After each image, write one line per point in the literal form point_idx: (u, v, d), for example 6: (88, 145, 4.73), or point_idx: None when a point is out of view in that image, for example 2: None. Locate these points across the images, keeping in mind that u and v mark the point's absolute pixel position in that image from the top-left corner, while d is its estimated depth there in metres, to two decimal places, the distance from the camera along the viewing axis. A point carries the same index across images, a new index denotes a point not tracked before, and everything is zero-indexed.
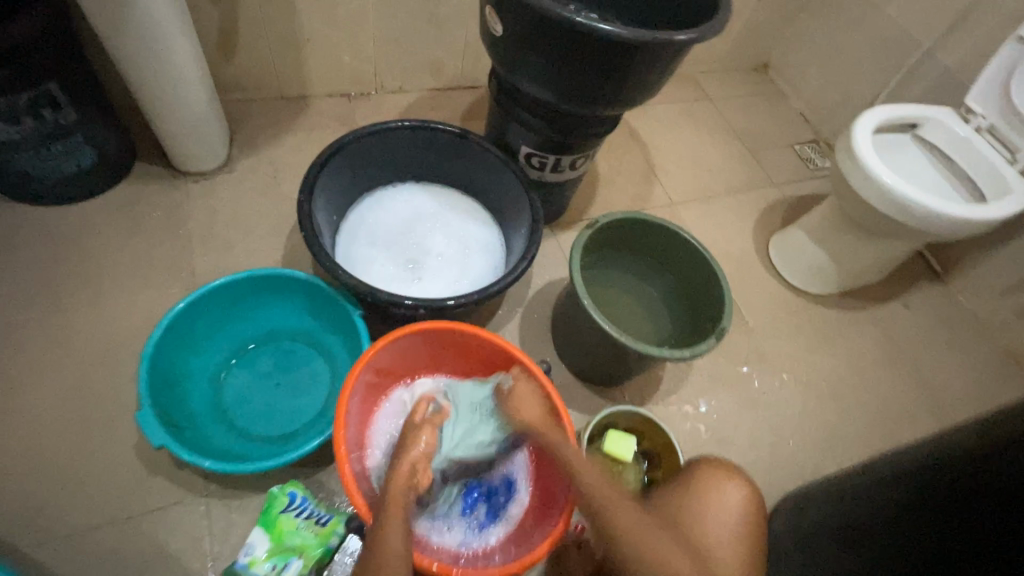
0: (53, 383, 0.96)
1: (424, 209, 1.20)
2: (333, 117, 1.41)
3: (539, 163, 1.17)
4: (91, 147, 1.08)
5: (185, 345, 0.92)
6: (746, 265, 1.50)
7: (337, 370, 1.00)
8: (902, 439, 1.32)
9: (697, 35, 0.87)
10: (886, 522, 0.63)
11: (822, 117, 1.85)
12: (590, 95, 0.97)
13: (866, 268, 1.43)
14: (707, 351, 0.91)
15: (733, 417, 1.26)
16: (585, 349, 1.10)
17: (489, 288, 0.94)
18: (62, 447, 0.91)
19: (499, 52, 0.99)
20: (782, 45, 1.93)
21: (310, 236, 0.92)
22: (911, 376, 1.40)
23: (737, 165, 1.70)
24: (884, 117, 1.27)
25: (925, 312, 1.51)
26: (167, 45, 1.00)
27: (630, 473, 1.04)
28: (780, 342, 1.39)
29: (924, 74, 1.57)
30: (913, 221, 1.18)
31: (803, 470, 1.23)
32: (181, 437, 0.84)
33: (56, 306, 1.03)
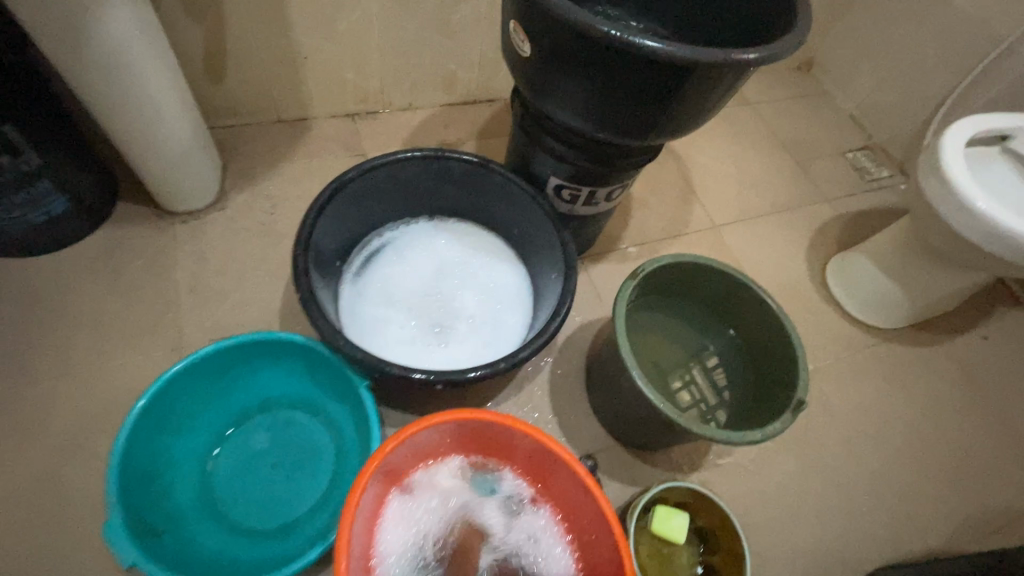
0: (19, 470, 0.84)
1: (447, 257, 1.05)
2: (335, 141, 1.27)
3: (570, 196, 1.02)
4: (62, 192, 0.95)
5: (166, 428, 0.79)
6: (802, 295, 1.33)
7: (342, 447, 0.86)
8: (992, 500, 1.14)
9: (771, 53, 0.71)
10: None
11: (877, 121, 1.66)
12: (636, 124, 0.81)
13: (942, 299, 1.25)
14: (781, 433, 0.75)
15: (797, 479, 1.10)
16: (627, 413, 0.95)
17: (517, 355, 0.80)
18: (28, 550, 0.79)
19: (526, 73, 0.84)
20: (829, 42, 1.74)
21: (307, 299, 0.78)
22: (998, 423, 1.22)
23: (784, 179, 1.53)
24: (972, 130, 1.09)
25: (1009, 345, 1.33)
26: (139, 74, 0.86)
27: (682, 556, 0.93)
28: (845, 387, 1.22)
29: (1002, 73, 1.37)
30: (1013, 254, 1.00)
31: (881, 541, 1.07)
32: (160, 547, 0.71)
33: (27, 376, 0.91)
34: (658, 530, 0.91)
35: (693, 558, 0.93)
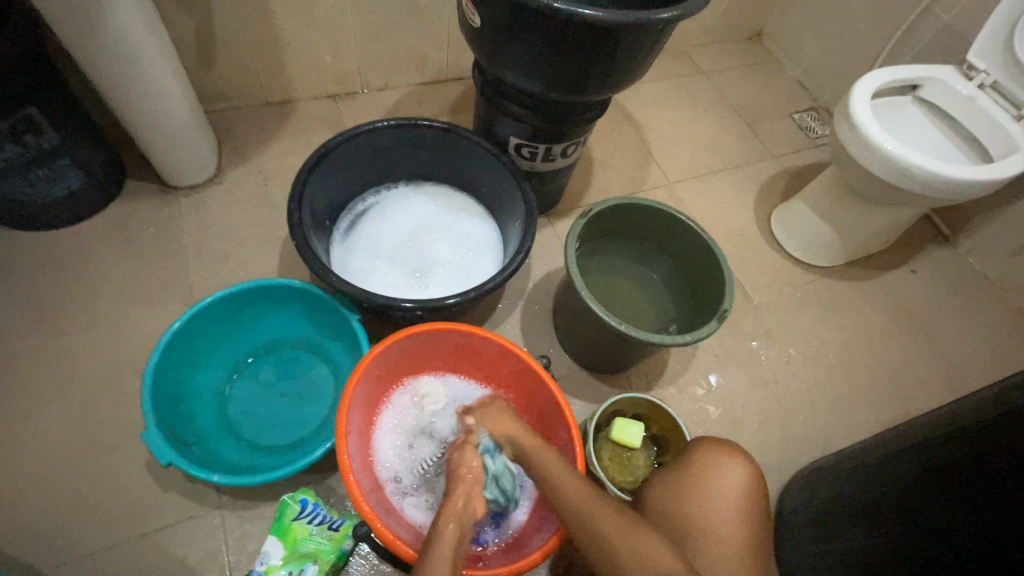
0: (59, 407, 0.97)
1: (419, 212, 1.19)
2: (319, 120, 1.40)
3: (529, 153, 1.15)
4: (78, 169, 1.08)
5: (187, 361, 0.93)
6: (748, 241, 1.48)
7: (339, 376, 1.00)
8: (916, 408, 1.29)
9: (681, 12, 0.84)
10: (922, 499, 0.76)
11: (820, 83, 1.80)
12: (575, 81, 0.95)
13: (871, 237, 1.40)
14: (710, 335, 0.90)
15: (743, 397, 1.25)
16: (586, 339, 1.10)
17: (485, 285, 0.93)
18: (74, 470, 0.92)
19: (479, 43, 0.97)
20: (775, 11, 1.87)
21: (301, 243, 0.90)
22: (924, 343, 1.38)
23: (734, 139, 1.66)
24: (882, 81, 1.23)
25: (935, 277, 1.48)
26: (142, 60, 0.98)
27: (639, 459, 1.05)
28: (786, 317, 1.37)
29: (923, 32, 1.51)
30: (916, 186, 1.15)
31: (816, 445, 1.22)
32: (189, 454, 0.84)
33: (58, 330, 1.04)
34: (616, 436, 1.03)
35: (649, 460, 1.06)
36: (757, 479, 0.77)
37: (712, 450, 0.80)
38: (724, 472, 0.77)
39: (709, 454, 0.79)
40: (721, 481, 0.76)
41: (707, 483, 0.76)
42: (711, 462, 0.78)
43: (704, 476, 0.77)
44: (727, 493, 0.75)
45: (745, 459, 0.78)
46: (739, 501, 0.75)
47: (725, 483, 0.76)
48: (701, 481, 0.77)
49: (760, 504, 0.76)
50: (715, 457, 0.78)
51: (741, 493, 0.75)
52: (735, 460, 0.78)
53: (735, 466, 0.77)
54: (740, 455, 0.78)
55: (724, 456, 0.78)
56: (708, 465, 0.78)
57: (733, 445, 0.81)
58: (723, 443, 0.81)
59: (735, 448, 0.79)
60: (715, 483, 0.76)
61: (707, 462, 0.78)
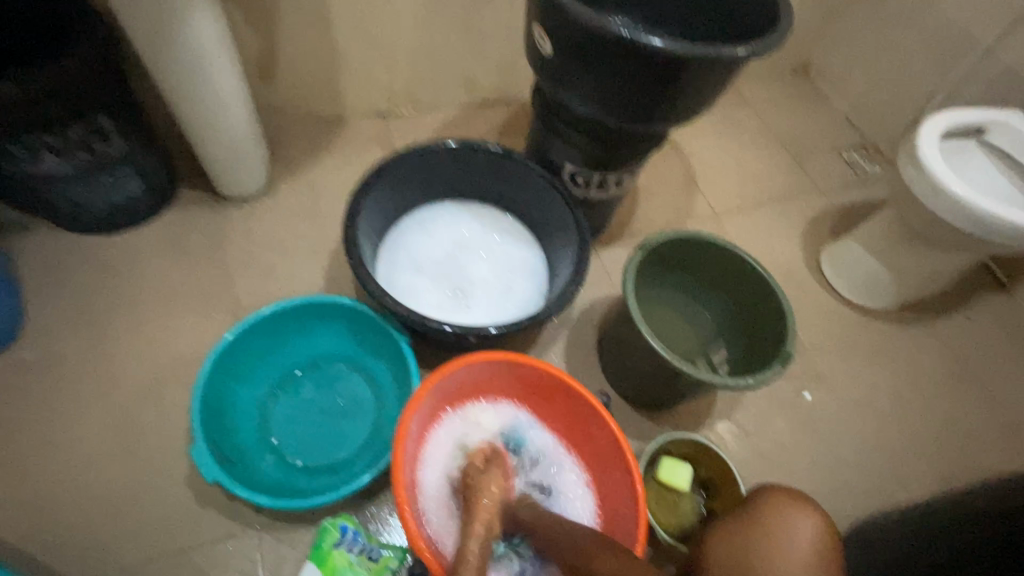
0: (104, 414, 0.96)
1: (466, 232, 1.18)
2: (369, 136, 1.40)
3: (583, 180, 1.14)
4: (139, 177, 1.10)
5: (233, 375, 0.92)
6: (797, 278, 1.44)
7: (383, 399, 0.98)
8: (973, 464, 1.23)
9: (757, 48, 0.83)
10: None
11: (869, 120, 1.77)
12: (640, 113, 0.93)
13: (926, 280, 1.35)
14: (773, 379, 0.87)
15: (791, 441, 1.20)
16: (635, 374, 1.06)
17: (539, 314, 0.91)
18: (115, 479, 0.91)
19: (546, 70, 0.97)
20: (824, 47, 1.85)
21: (356, 263, 0.89)
22: (981, 394, 1.32)
23: (781, 173, 1.63)
24: (947, 123, 1.20)
25: (993, 324, 1.42)
26: (212, 72, 0.99)
27: (686, 503, 1.00)
28: (836, 360, 1.32)
29: (982, 73, 1.48)
30: (984, 233, 1.11)
31: (868, 497, 1.16)
32: (233, 472, 0.83)
33: (106, 334, 1.04)
34: (664, 476, 1.00)
35: (696, 505, 1.01)
36: (829, 531, 0.74)
37: (780, 497, 0.77)
38: (795, 522, 0.74)
39: (778, 501, 0.76)
40: (795, 535, 0.72)
41: (777, 531, 0.73)
42: (781, 512, 0.75)
43: (774, 527, 0.74)
44: (801, 546, 0.72)
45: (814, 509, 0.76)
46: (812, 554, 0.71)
47: (798, 537, 0.72)
48: (771, 529, 0.74)
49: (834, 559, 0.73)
50: (785, 508, 0.75)
51: (813, 545, 0.72)
52: (805, 511, 0.75)
53: (807, 518, 0.74)
54: (811, 507, 0.76)
55: (794, 505, 0.75)
56: (778, 518, 0.74)
57: (800, 494, 0.78)
58: (791, 492, 0.78)
59: (803, 498, 0.76)
60: (787, 536, 0.72)
61: (777, 510, 0.75)
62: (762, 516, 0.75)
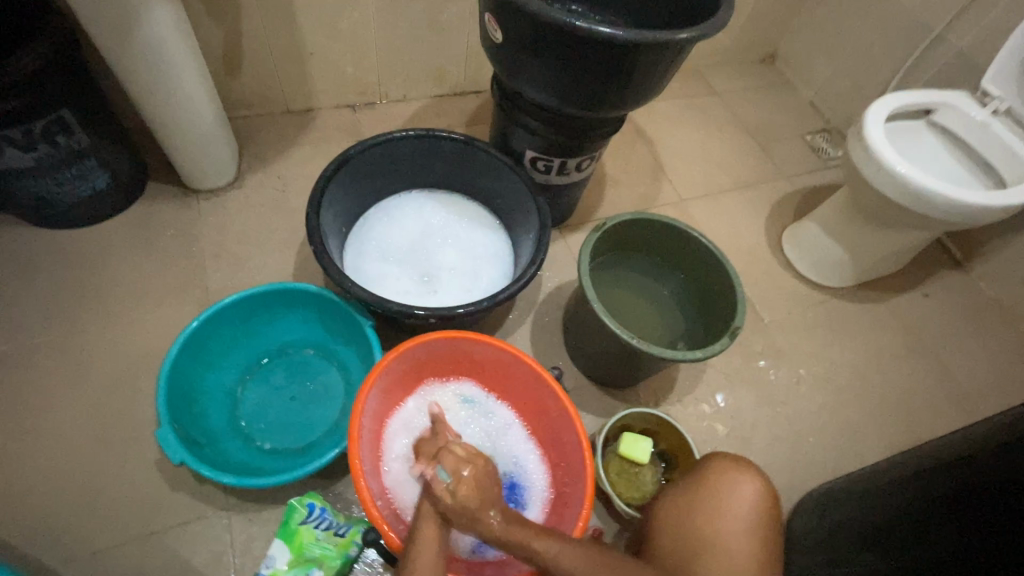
0: (74, 403, 0.98)
1: (433, 220, 1.21)
2: (337, 128, 1.42)
3: (545, 167, 1.17)
4: (104, 170, 1.11)
5: (201, 361, 0.94)
6: (760, 260, 1.48)
7: (350, 382, 1.01)
8: (926, 433, 1.28)
9: (699, 33, 0.86)
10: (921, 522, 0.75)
11: (832, 105, 1.81)
12: (592, 98, 0.96)
13: (882, 259, 1.39)
14: (722, 352, 0.90)
15: (752, 416, 1.24)
16: (597, 353, 1.09)
17: (498, 295, 0.93)
18: (86, 465, 0.93)
19: (500, 58, 0.99)
20: (788, 35, 1.89)
21: (318, 249, 0.91)
22: (935, 367, 1.37)
23: (745, 158, 1.67)
24: (896, 104, 1.25)
25: (948, 301, 1.47)
26: (173, 66, 1.01)
27: (647, 475, 1.05)
28: (796, 337, 1.36)
29: (935, 58, 1.52)
30: (929, 210, 1.15)
31: (825, 467, 1.21)
32: (200, 454, 0.85)
33: (76, 326, 1.05)
34: (625, 450, 1.03)
35: (657, 477, 1.05)
36: (770, 496, 0.77)
37: (724, 464, 0.79)
38: (737, 488, 0.76)
39: (723, 469, 0.78)
40: (734, 497, 0.75)
41: (721, 499, 0.76)
42: (723, 475, 0.78)
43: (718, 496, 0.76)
44: (739, 508, 0.75)
45: (756, 475, 0.77)
46: (750, 519, 0.74)
47: (737, 499, 0.75)
48: (716, 496, 0.76)
49: (771, 521, 0.75)
50: (727, 471, 0.78)
51: (751, 509, 0.75)
52: (747, 476, 0.77)
53: (749, 480, 0.76)
54: (753, 472, 0.77)
55: (736, 471, 0.78)
56: (720, 479, 0.77)
57: (745, 460, 0.80)
58: (736, 458, 0.80)
59: (747, 462, 0.79)
60: (726, 498, 0.75)
61: (721, 476, 0.78)
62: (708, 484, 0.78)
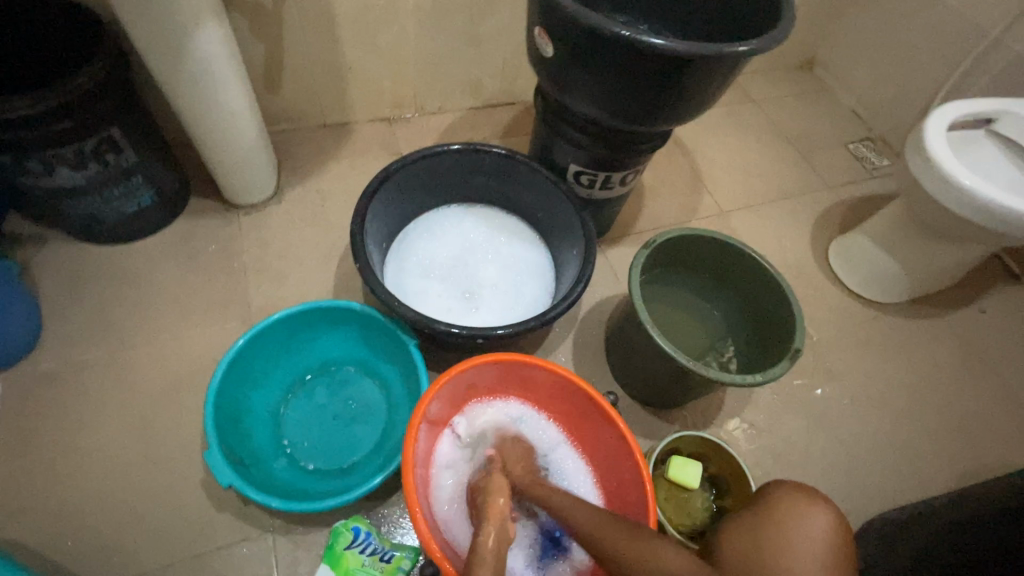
0: (120, 421, 0.98)
1: (473, 234, 1.19)
2: (374, 142, 1.42)
3: (588, 181, 1.14)
4: (150, 187, 1.12)
5: (246, 379, 0.93)
6: (806, 274, 1.43)
7: (393, 401, 0.99)
8: (990, 458, 1.21)
9: (759, 45, 0.83)
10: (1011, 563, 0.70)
11: (876, 113, 1.75)
12: (643, 112, 0.94)
13: (939, 273, 1.33)
14: (782, 375, 0.87)
15: (803, 438, 1.19)
16: (644, 373, 1.06)
17: (546, 314, 0.91)
18: (132, 484, 0.93)
19: (547, 71, 0.97)
20: (828, 41, 1.84)
21: (364, 268, 0.90)
22: (997, 388, 1.30)
23: (788, 169, 1.62)
24: (956, 113, 1.19)
25: (1008, 317, 1.40)
26: (220, 83, 1.01)
27: (697, 500, 1.01)
28: (847, 356, 1.31)
29: (991, 63, 1.46)
30: (995, 224, 1.09)
31: (882, 493, 1.15)
32: (247, 475, 0.84)
33: (122, 343, 1.06)
34: (674, 475, 0.99)
35: (707, 502, 1.01)
36: (840, 524, 0.72)
37: (787, 491, 0.75)
38: (802, 515, 0.72)
39: (786, 496, 0.74)
40: (798, 526, 0.71)
41: (784, 528, 0.71)
42: (787, 502, 0.74)
43: (782, 525, 0.72)
44: (806, 538, 0.70)
45: (824, 502, 0.73)
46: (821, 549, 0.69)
47: (804, 529, 0.71)
48: (778, 525, 0.72)
49: (848, 555, 0.69)
50: (793, 499, 0.74)
51: (822, 541, 0.70)
52: (814, 504, 0.73)
53: (814, 508, 0.72)
54: (820, 500, 0.73)
55: (801, 499, 0.73)
56: (784, 507, 0.73)
57: (814, 489, 0.76)
58: (801, 486, 0.76)
59: (812, 490, 0.74)
60: (791, 526, 0.71)
61: (785, 504, 0.74)
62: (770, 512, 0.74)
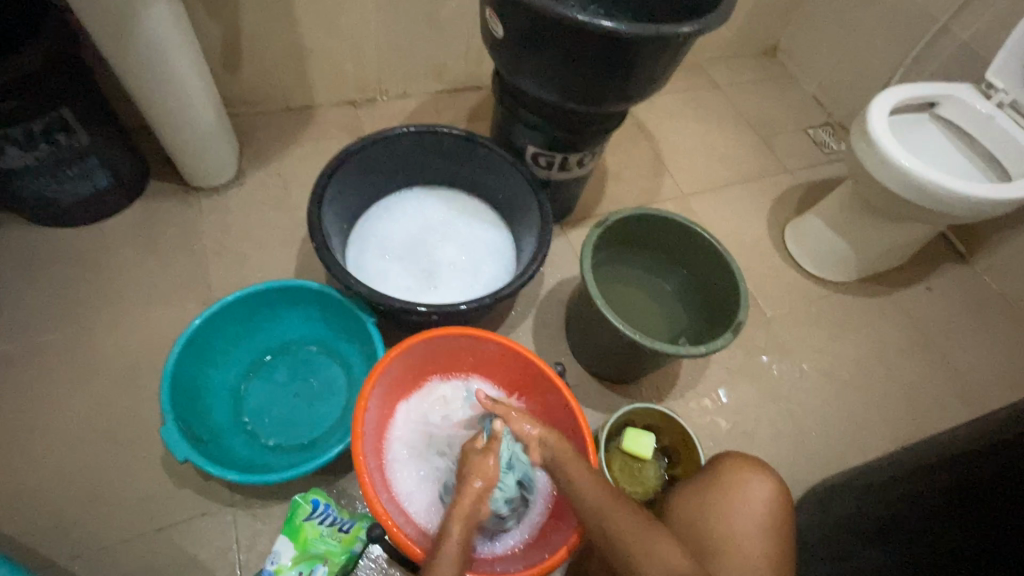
0: (78, 401, 0.98)
1: (434, 216, 1.20)
2: (338, 125, 1.42)
3: (546, 162, 1.17)
4: (106, 169, 1.11)
5: (204, 359, 0.94)
6: (762, 254, 1.47)
7: (354, 379, 1.01)
8: (930, 427, 1.28)
9: (701, 26, 0.85)
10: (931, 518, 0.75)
11: (834, 99, 1.80)
12: (593, 93, 0.96)
13: (886, 252, 1.39)
14: (725, 347, 0.90)
15: (755, 410, 1.24)
16: (599, 348, 1.09)
17: (500, 291, 0.93)
18: (91, 463, 0.94)
19: (500, 53, 0.99)
20: (790, 27, 1.87)
21: (320, 246, 0.91)
22: (939, 361, 1.36)
23: (748, 152, 1.66)
24: (901, 97, 1.24)
25: (952, 294, 1.47)
26: (173, 65, 1.01)
27: (650, 470, 1.05)
28: (799, 332, 1.36)
29: (939, 50, 1.51)
30: (932, 204, 1.15)
31: (828, 461, 1.21)
32: (205, 450, 0.85)
33: (79, 325, 1.06)
34: (629, 447, 1.03)
35: (659, 472, 1.06)
36: (782, 495, 0.78)
37: (737, 465, 0.81)
38: (749, 487, 0.78)
39: (736, 468, 0.80)
40: (746, 497, 0.77)
41: (732, 497, 0.77)
42: (736, 474, 0.79)
43: (730, 495, 0.77)
44: (751, 506, 0.76)
45: (770, 475, 0.79)
46: (762, 518, 0.75)
47: (749, 498, 0.77)
48: (726, 495, 0.77)
49: (784, 524, 0.77)
50: (741, 471, 0.80)
51: (764, 510, 0.76)
52: (761, 478, 0.78)
53: (760, 481, 0.78)
54: (767, 474, 0.79)
55: (750, 472, 0.79)
56: (733, 478, 0.79)
57: (759, 461, 0.82)
58: (749, 459, 0.82)
59: (760, 463, 0.80)
60: (739, 497, 0.77)
61: (734, 475, 0.79)
62: (721, 483, 0.79)
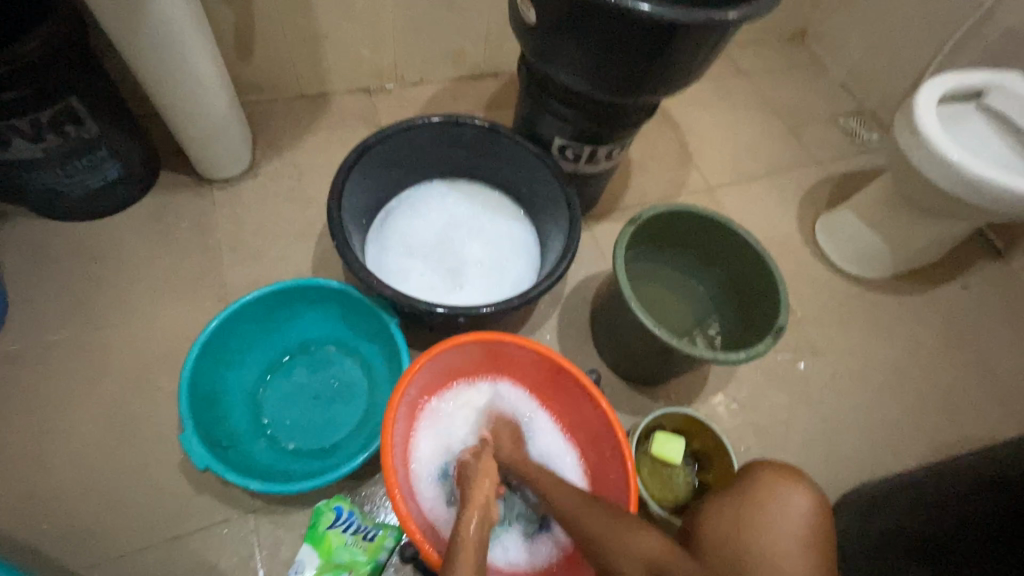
0: (94, 402, 0.96)
1: (455, 210, 1.16)
2: (353, 114, 1.37)
3: (573, 155, 1.11)
4: (116, 161, 1.07)
5: (222, 361, 0.91)
6: (792, 250, 1.42)
7: (375, 381, 0.98)
8: (966, 431, 1.24)
9: (749, 12, 0.79)
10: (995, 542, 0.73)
11: (867, 86, 1.72)
12: (628, 84, 0.90)
13: (923, 250, 1.33)
14: (765, 353, 0.86)
15: (785, 414, 1.20)
16: (627, 350, 1.05)
17: (529, 292, 0.89)
18: (107, 467, 0.91)
19: (530, 40, 0.93)
20: (821, 10, 1.79)
21: (341, 244, 0.87)
22: (974, 363, 1.32)
23: (776, 143, 1.60)
24: (948, 86, 1.17)
25: (989, 293, 1.41)
26: (185, 52, 0.96)
27: (680, 476, 1.01)
28: (830, 331, 1.31)
29: (983, 34, 1.43)
30: (980, 200, 1.09)
31: (861, 466, 1.17)
32: (225, 457, 0.83)
33: (93, 323, 1.03)
34: (658, 451, 1.00)
35: (690, 477, 1.02)
36: (822, 507, 0.74)
37: (772, 475, 0.77)
38: (787, 499, 0.74)
39: (770, 479, 0.77)
40: (783, 508, 0.73)
41: (769, 510, 0.73)
42: (772, 485, 0.76)
43: (767, 506, 0.74)
44: (790, 520, 0.72)
45: (808, 487, 0.76)
46: (801, 531, 0.71)
47: (788, 511, 0.73)
48: (764, 508, 0.74)
49: (825, 536, 0.72)
50: (777, 482, 0.76)
51: (804, 523, 0.72)
52: (799, 490, 0.75)
53: (799, 493, 0.74)
54: (803, 483, 0.76)
55: (787, 483, 0.76)
56: (770, 490, 0.75)
57: (795, 471, 0.78)
58: (785, 469, 0.78)
59: (797, 473, 0.77)
60: (776, 508, 0.73)
61: (769, 487, 0.76)
62: (758, 495, 0.75)
